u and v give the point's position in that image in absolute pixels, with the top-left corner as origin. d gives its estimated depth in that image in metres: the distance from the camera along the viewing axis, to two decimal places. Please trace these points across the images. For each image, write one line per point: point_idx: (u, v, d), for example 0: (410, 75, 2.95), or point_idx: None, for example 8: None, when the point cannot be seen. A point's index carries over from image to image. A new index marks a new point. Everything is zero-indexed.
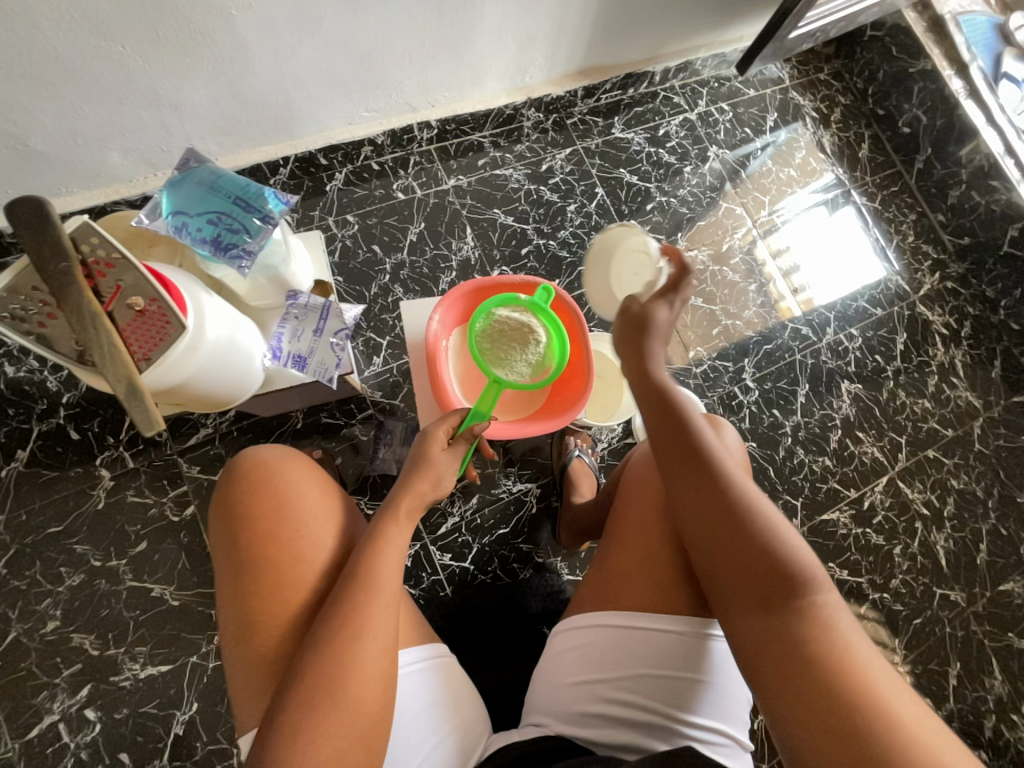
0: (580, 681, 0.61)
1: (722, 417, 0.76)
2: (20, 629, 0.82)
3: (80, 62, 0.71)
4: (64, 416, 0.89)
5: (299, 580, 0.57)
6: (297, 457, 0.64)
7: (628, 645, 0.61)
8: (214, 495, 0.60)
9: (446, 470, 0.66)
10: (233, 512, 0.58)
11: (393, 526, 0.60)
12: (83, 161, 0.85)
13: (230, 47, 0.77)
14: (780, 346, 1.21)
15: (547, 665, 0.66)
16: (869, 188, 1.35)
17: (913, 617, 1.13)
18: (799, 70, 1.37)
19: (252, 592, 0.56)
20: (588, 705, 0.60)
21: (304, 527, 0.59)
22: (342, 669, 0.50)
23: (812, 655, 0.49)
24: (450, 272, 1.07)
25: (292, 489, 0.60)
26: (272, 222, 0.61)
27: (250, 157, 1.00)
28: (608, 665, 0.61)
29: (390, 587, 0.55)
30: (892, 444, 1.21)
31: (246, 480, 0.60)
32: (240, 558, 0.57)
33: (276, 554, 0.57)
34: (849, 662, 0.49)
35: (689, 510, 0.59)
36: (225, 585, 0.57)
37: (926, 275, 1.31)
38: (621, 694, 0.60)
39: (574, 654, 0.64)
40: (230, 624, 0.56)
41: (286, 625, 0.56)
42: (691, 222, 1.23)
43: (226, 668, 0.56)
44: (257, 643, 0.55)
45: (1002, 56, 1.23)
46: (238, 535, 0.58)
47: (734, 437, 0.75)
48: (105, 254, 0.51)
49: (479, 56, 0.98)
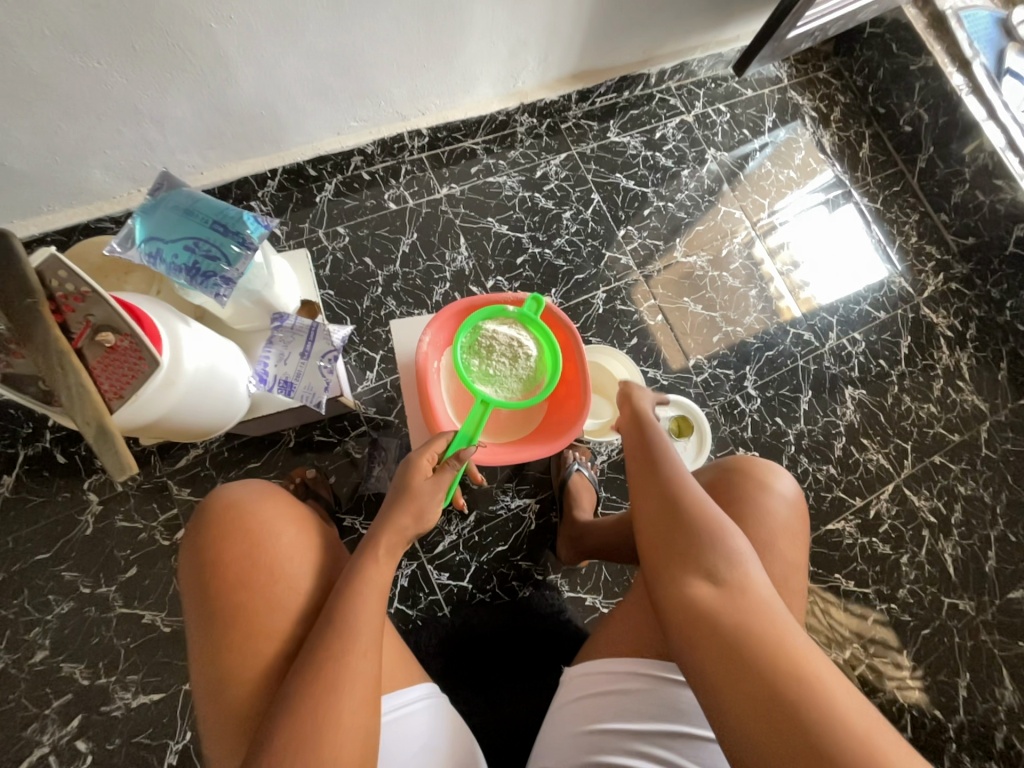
0: (582, 732, 0.60)
1: (776, 464, 0.73)
2: (8, 659, 0.80)
3: (55, 79, 0.69)
4: (50, 439, 0.87)
5: (273, 627, 0.55)
6: (272, 495, 0.62)
7: (635, 692, 0.59)
8: (187, 541, 0.58)
9: (429, 502, 0.64)
10: (207, 558, 0.57)
11: (371, 563, 0.58)
12: (64, 179, 0.83)
13: (211, 60, 0.75)
14: (782, 352, 1.19)
15: (553, 718, 0.64)
16: (870, 188, 1.32)
17: (920, 627, 1.11)
18: (798, 69, 1.34)
19: (226, 644, 0.54)
20: (596, 757, 0.57)
21: (279, 569, 0.57)
22: (315, 725, 0.47)
23: (753, 646, 0.46)
24: (444, 283, 1.05)
25: (264, 530, 0.58)
26: (251, 247, 0.58)
27: (236, 170, 0.97)
28: (610, 715, 0.59)
29: (366, 628, 0.53)
30: (897, 450, 1.18)
31: (217, 522, 0.58)
32: (214, 606, 0.55)
33: (250, 601, 0.55)
34: (794, 658, 0.45)
35: (643, 508, 0.61)
36: (200, 636, 0.55)
37: (930, 276, 1.29)
38: (624, 745, 0.57)
39: (579, 703, 0.62)
40: (206, 678, 0.54)
41: (263, 678, 0.53)
42: (689, 227, 1.20)
43: (204, 732, 0.54)
44: (232, 699, 0.52)
45: (1005, 51, 1.20)
46: (211, 582, 0.56)
47: (789, 486, 0.71)
48: (73, 289, 0.48)
49: (469, 63, 0.96)
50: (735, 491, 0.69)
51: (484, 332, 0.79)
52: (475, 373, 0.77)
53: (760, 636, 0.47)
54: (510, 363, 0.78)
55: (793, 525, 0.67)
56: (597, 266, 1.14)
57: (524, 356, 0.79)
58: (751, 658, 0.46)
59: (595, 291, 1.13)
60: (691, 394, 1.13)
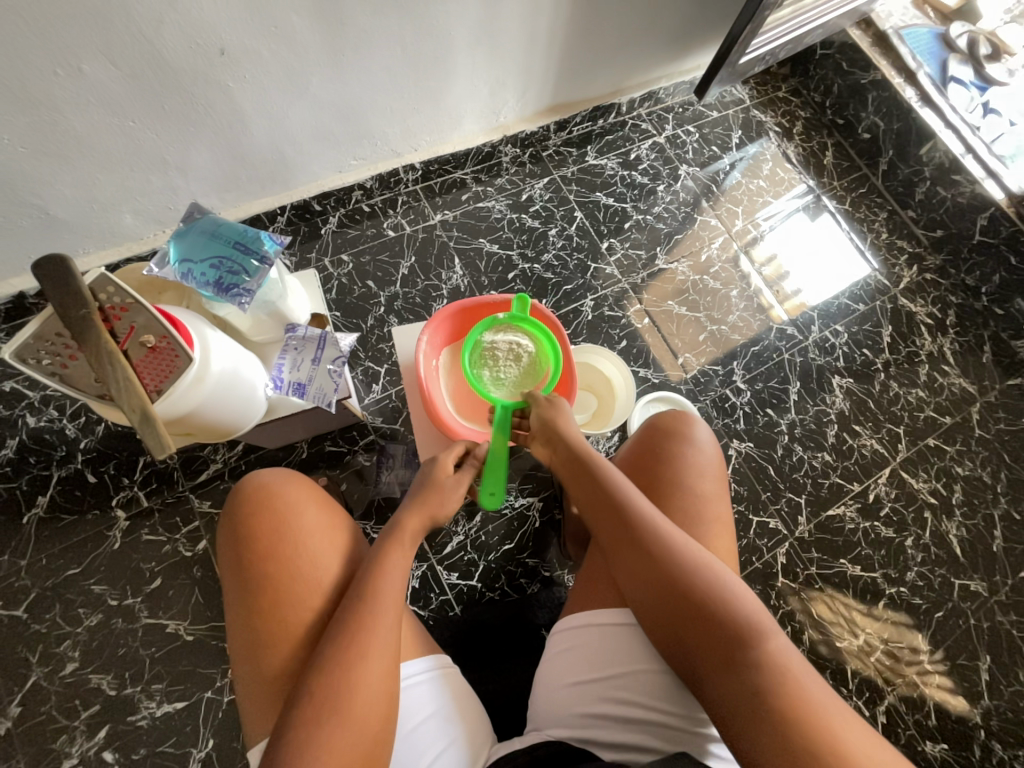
0: (578, 681, 0.64)
1: (695, 416, 0.78)
2: (39, 673, 0.84)
3: (96, 138, 0.79)
4: (82, 461, 0.93)
5: (303, 596, 0.60)
6: (297, 480, 0.68)
7: (620, 640, 0.65)
8: (222, 515, 0.65)
9: (450, 495, 0.71)
10: (237, 533, 0.63)
11: (400, 548, 0.63)
12: (99, 224, 0.93)
13: (228, 113, 0.85)
14: (767, 347, 1.24)
15: (547, 670, 0.68)
16: (838, 192, 1.41)
17: (934, 610, 1.10)
18: (759, 90, 1.44)
19: (257, 609, 0.60)
20: (589, 706, 0.62)
21: (304, 545, 0.63)
22: (348, 673, 0.52)
23: (776, 701, 0.53)
24: (442, 300, 1.13)
25: (290, 510, 0.64)
26: (268, 262, 0.67)
27: (249, 209, 1.08)
28: (603, 662, 0.64)
29: (389, 600, 0.58)
30: (890, 435, 1.21)
31: (248, 502, 0.64)
32: (246, 576, 0.61)
33: (277, 572, 0.61)
34: (803, 696, 0.53)
35: (635, 579, 0.63)
36: (236, 606, 0.61)
37: (904, 268, 1.35)
38: (617, 690, 0.62)
39: (569, 653, 0.66)
40: (238, 638, 0.60)
41: (294, 642, 0.59)
42: (669, 237, 1.29)
43: (236, 687, 0.59)
44: (267, 661, 0.58)
45: (948, 62, 1.32)
46: (242, 554, 0.62)
47: (709, 439, 0.77)
48: (120, 300, 0.57)
49: (455, 102, 1.07)
50: (663, 455, 0.74)
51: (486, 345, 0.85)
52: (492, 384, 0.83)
53: (774, 686, 0.54)
54: (518, 366, 0.85)
55: (717, 471, 0.74)
56: (584, 277, 1.22)
57: (527, 356, 0.86)
58: (774, 713, 0.52)
59: (583, 299, 1.20)
60: (683, 391, 1.18)
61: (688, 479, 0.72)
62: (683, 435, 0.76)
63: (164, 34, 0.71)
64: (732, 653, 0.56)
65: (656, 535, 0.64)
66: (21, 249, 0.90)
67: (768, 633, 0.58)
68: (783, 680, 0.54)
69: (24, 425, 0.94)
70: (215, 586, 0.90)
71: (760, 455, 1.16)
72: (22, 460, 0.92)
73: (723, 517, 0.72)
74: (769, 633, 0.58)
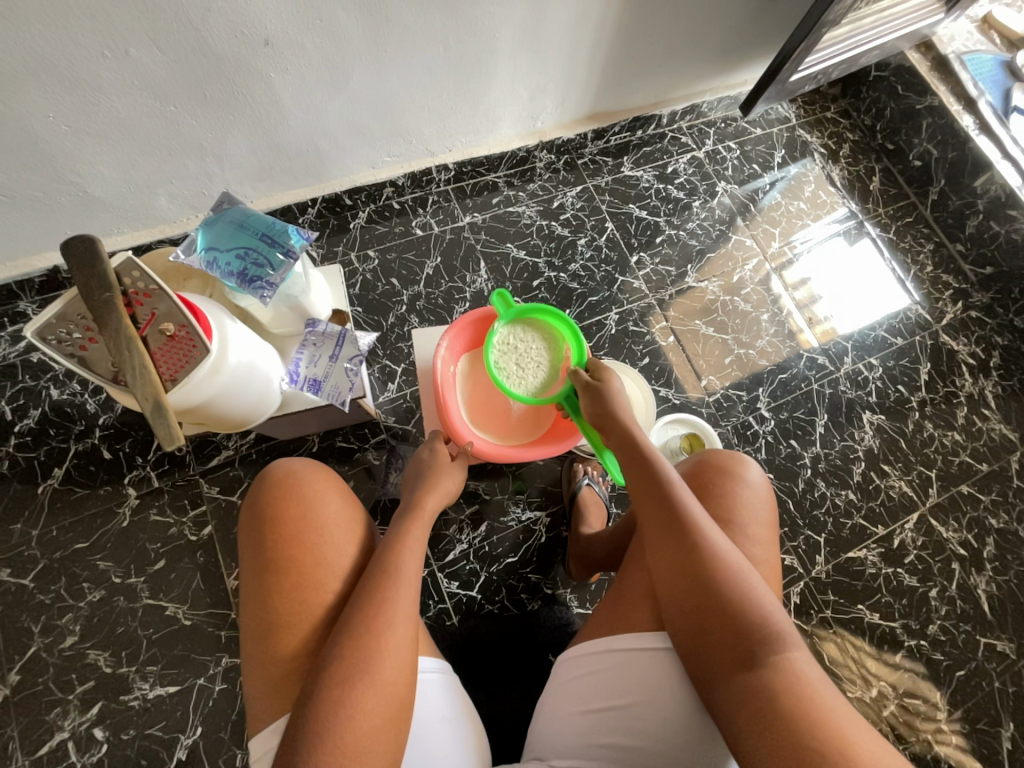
0: (593, 709, 0.61)
1: (746, 454, 0.75)
2: (40, 643, 0.84)
3: (137, 120, 0.80)
4: (99, 437, 0.95)
5: (322, 585, 0.60)
6: (322, 470, 0.67)
7: (645, 670, 0.61)
8: (247, 496, 0.63)
9: (450, 478, 0.76)
10: (261, 514, 0.62)
11: (417, 533, 0.65)
12: (134, 206, 0.94)
13: (268, 104, 0.86)
14: (796, 375, 1.19)
15: (558, 693, 0.65)
16: (883, 219, 1.34)
17: (955, 668, 1.04)
18: (806, 109, 1.39)
19: (276, 594, 0.58)
20: (601, 737, 0.59)
21: (328, 533, 0.62)
22: (365, 663, 0.52)
23: (801, 718, 0.49)
24: (464, 303, 1.12)
25: (315, 498, 0.63)
26: (293, 256, 0.66)
27: (281, 199, 1.08)
28: (621, 691, 0.61)
29: (408, 587, 0.58)
30: (921, 478, 1.15)
31: (273, 488, 0.63)
32: (267, 558, 0.60)
33: (300, 557, 0.60)
34: (817, 705, 0.50)
35: (667, 575, 0.61)
36: (252, 593, 0.59)
37: (948, 304, 1.28)
38: (634, 722, 0.59)
39: (584, 679, 0.64)
40: (252, 623, 0.58)
41: (309, 629, 0.58)
42: (701, 255, 1.25)
43: (244, 673, 0.58)
44: (280, 652, 0.56)
45: (1011, 91, 1.25)
46: (265, 535, 0.61)
47: (759, 474, 0.73)
48: (143, 286, 0.57)
49: (493, 104, 1.05)
50: (709, 484, 0.71)
51: (503, 366, 0.83)
52: (539, 388, 0.83)
53: (786, 692, 0.51)
54: (541, 360, 0.84)
55: (766, 514, 0.70)
56: (611, 289, 1.19)
57: (542, 346, 0.84)
58: (782, 717, 0.49)
59: (608, 313, 1.17)
60: (704, 414, 1.14)
61: (715, 486, 0.71)
62: (734, 466, 0.73)
63: (210, 21, 0.71)
64: (749, 656, 0.54)
65: (697, 533, 0.61)
66: (59, 225, 0.91)
67: (790, 643, 0.54)
68: (795, 688, 0.51)
69: (47, 397, 0.96)
70: (217, 573, 0.90)
71: (780, 487, 1.12)
72: (43, 431, 0.94)
73: (754, 533, 0.68)
74: (790, 642, 0.54)
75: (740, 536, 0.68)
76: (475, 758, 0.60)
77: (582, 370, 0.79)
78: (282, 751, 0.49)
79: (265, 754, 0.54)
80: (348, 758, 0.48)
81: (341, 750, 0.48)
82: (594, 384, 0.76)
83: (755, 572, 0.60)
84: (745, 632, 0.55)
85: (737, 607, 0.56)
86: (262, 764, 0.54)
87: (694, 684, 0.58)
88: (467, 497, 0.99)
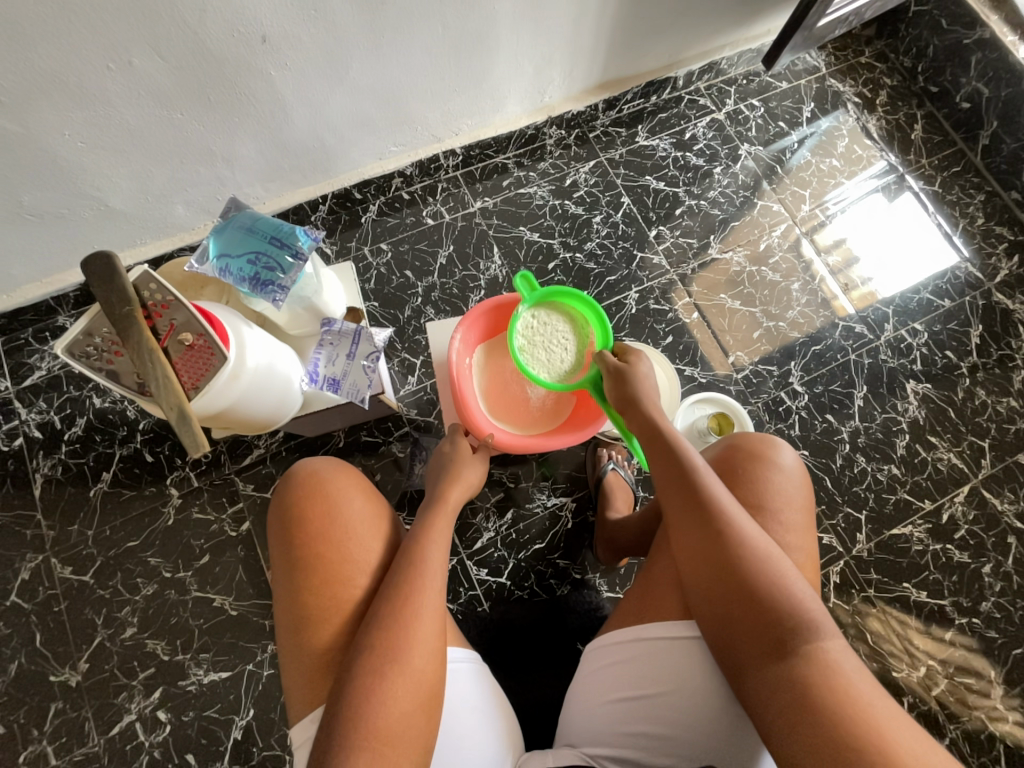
0: (622, 698, 0.61)
1: (777, 437, 0.72)
2: (104, 634, 0.91)
3: (147, 130, 0.81)
4: (140, 441, 1.00)
5: (350, 580, 0.61)
6: (346, 468, 0.69)
7: (673, 657, 0.61)
8: (274, 497, 0.65)
9: (472, 470, 0.76)
10: (289, 512, 0.63)
11: (440, 525, 0.65)
12: (155, 216, 0.96)
13: (270, 102, 0.85)
14: (831, 346, 1.13)
15: (585, 682, 0.66)
16: (927, 170, 1.24)
17: (1011, 646, 0.99)
18: (837, 56, 1.28)
19: (307, 590, 0.60)
20: (633, 724, 0.59)
21: (353, 529, 0.63)
22: (393, 654, 0.53)
23: (836, 712, 0.48)
24: (479, 290, 1.11)
25: (341, 496, 0.65)
26: (302, 258, 0.67)
27: (293, 198, 1.08)
28: (651, 680, 0.60)
29: (434, 579, 0.59)
30: (972, 449, 1.08)
31: (299, 489, 0.64)
32: (296, 556, 0.62)
33: (327, 554, 0.61)
34: (855, 697, 0.48)
35: (692, 565, 0.59)
36: (284, 591, 0.61)
37: (1003, 259, 1.18)
38: (663, 711, 0.59)
39: (614, 669, 0.63)
40: (287, 618, 0.60)
41: (341, 624, 0.59)
42: (725, 224, 1.19)
43: (282, 667, 0.60)
44: (315, 645, 0.59)
45: None
46: (293, 534, 0.62)
47: (792, 457, 0.70)
48: (160, 297, 0.58)
49: (498, 82, 1.02)
50: (738, 469, 0.69)
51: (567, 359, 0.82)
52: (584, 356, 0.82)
53: (820, 682, 0.49)
54: (568, 339, 0.82)
55: (802, 499, 0.68)
56: (629, 267, 1.15)
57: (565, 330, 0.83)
58: (816, 708, 0.48)
59: (627, 291, 1.14)
60: (733, 391, 1.10)
61: (745, 471, 0.68)
62: (765, 449, 0.70)
63: (206, 22, 0.70)
64: (781, 647, 0.52)
65: (724, 521, 0.59)
66: (85, 239, 0.95)
67: (825, 633, 0.52)
68: (830, 678, 0.50)
69: (90, 405, 1.01)
70: (258, 565, 0.95)
71: (816, 464, 1.07)
72: (90, 438, 0.99)
73: (788, 519, 0.66)
74: (825, 632, 0.52)
75: (773, 524, 0.65)
76: (506, 742, 0.62)
77: (602, 359, 0.76)
78: (319, 740, 0.50)
79: (304, 741, 0.56)
80: (381, 744, 0.50)
81: (374, 736, 0.50)
82: (613, 368, 0.74)
83: (787, 560, 0.58)
84: (775, 623, 0.53)
85: (767, 598, 0.54)
86: (301, 751, 0.56)
87: (724, 671, 0.57)
88: (491, 485, 0.99)
